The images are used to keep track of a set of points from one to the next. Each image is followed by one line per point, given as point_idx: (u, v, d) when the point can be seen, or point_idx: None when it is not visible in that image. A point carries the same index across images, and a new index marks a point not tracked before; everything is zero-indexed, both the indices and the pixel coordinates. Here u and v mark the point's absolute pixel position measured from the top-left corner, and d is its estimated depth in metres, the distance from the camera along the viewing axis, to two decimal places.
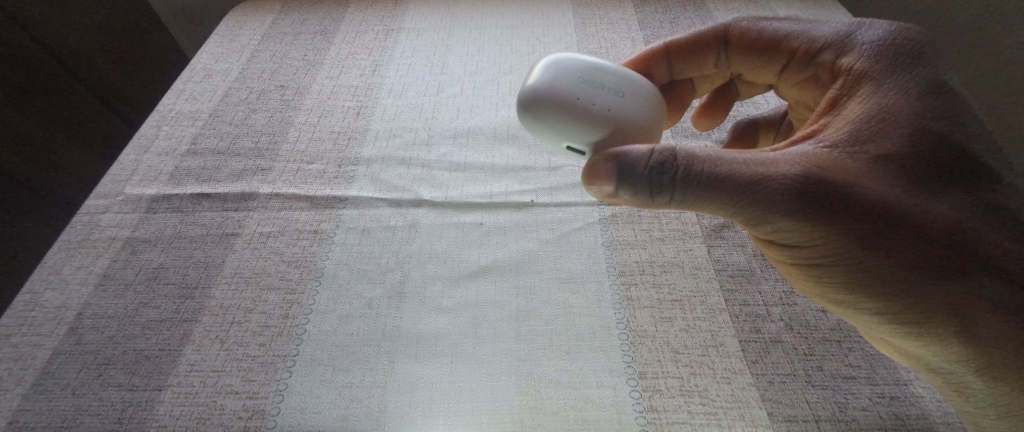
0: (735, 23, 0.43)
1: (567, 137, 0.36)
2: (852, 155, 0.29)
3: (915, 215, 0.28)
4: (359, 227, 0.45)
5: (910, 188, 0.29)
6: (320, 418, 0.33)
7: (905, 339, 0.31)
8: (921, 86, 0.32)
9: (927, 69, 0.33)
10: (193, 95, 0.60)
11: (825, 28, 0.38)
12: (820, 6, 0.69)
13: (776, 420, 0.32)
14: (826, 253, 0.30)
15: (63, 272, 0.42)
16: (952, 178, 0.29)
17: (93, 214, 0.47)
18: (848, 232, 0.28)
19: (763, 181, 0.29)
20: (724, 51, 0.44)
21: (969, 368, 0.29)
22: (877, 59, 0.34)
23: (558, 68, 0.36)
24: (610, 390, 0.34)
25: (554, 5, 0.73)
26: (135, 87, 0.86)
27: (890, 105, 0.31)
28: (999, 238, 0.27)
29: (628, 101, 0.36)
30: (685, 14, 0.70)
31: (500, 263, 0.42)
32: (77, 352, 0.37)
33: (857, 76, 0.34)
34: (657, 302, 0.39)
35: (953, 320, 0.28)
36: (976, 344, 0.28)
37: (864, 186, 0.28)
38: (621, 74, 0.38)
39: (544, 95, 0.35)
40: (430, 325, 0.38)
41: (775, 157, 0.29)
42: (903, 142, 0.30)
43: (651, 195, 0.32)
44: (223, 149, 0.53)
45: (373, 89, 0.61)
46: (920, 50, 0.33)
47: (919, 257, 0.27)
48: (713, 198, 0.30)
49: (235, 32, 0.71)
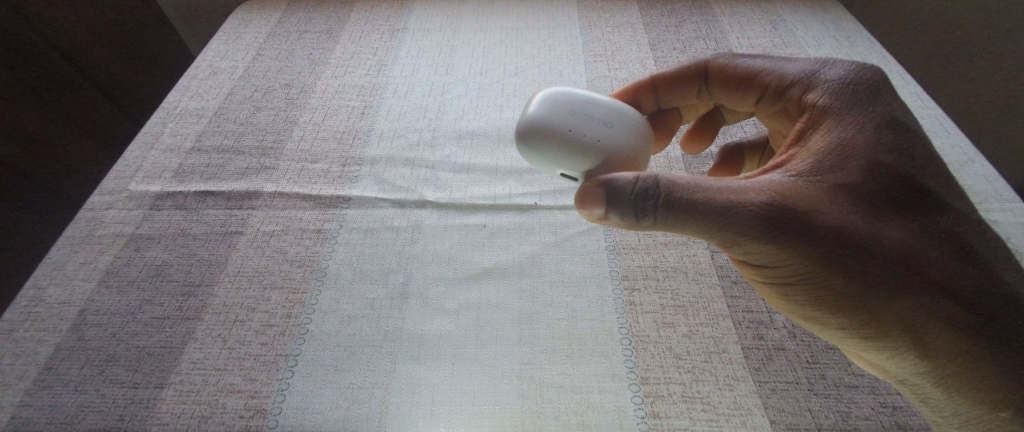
0: (713, 60, 0.42)
1: (561, 164, 0.36)
2: (814, 184, 0.30)
3: (874, 238, 0.28)
4: (362, 227, 0.45)
5: (869, 213, 0.29)
6: (322, 418, 0.33)
7: (868, 352, 0.31)
8: (879, 118, 0.32)
9: (882, 104, 0.33)
10: (199, 92, 0.60)
11: (794, 66, 0.38)
12: (825, 14, 0.70)
13: (778, 428, 0.32)
14: (792, 274, 0.30)
15: (66, 268, 0.42)
16: (910, 201, 0.30)
17: (97, 209, 0.47)
18: (812, 256, 0.28)
19: (731, 207, 0.29)
20: (705, 86, 0.43)
21: (928, 379, 0.29)
22: (838, 96, 0.34)
23: (551, 101, 0.36)
24: (612, 395, 0.34)
25: (560, 8, 0.73)
26: (138, 81, 0.87)
27: (850, 138, 0.32)
28: (952, 259, 0.28)
29: (617, 131, 0.36)
30: (691, 17, 0.70)
31: (503, 265, 0.42)
32: (80, 348, 0.37)
33: (820, 109, 0.34)
34: (659, 308, 0.39)
35: (910, 336, 0.28)
36: (930, 356, 0.28)
37: (826, 214, 0.28)
38: (611, 105, 0.38)
39: (537, 127, 0.35)
40: (431, 326, 0.38)
41: (744, 185, 0.30)
42: (860, 172, 0.30)
43: (625, 218, 0.32)
44: (228, 147, 0.53)
45: (378, 89, 0.61)
46: (876, 87, 0.34)
47: (879, 278, 0.28)
48: (684, 222, 0.30)
49: (241, 29, 0.71)
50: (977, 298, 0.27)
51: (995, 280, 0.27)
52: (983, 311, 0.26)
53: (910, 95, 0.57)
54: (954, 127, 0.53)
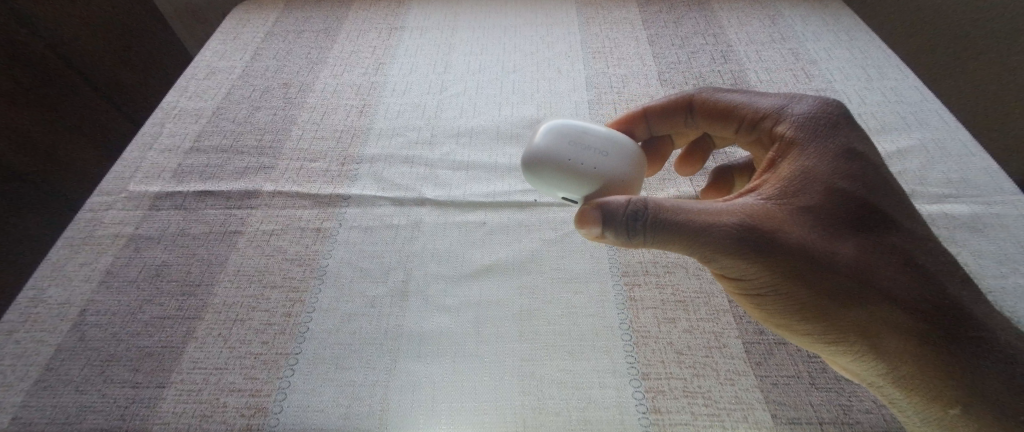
0: (699, 93, 0.41)
1: (557, 188, 0.36)
2: (782, 209, 0.30)
3: (835, 256, 0.28)
4: (362, 225, 0.45)
5: (832, 233, 0.29)
6: (322, 416, 0.33)
7: (835, 357, 0.31)
8: (840, 145, 0.33)
9: (844, 132, 0.34)
10: (197, 93, 0.60)
11: (768, 99, 0.37)
12: (823, 8, 0.69)
13: (779, 421, 0.32)
14: (763, 290, 0.31)
15: (66, 269, 0.42)
16: (868, 219, 0.30)
17: (97, 210, 0.47)
18: (779, 272, 0.29)
19: (706, 227, 0.29)
20: (692, 119, 0.42)
21: (887, 382, 0.29)
22: (805, 127, 0.34)
23: (551, 133, 0.35)
24: (613, 391, 0.34)
25: (558, 5, 0.73)
26: (137, 84, 0.87)
27: (815, 167, 0.32)
28: (904, 274, 0.28)
29: (614, 160, 0.36)
30: (689, 13, 0.69)
31: (503, 262, 0.42)
32: (81, 348, 0.37)
33: (787, 142, 0.34)
34: (660, 303, 0.39)
35: (868, 343, 0.28)
36: (889, 364, 0.28)
37: (792, 235, 0.29)
38: (610, 134, 0.37)
39: (536, 159, 0.35)
40: (432, 324, 0.38)
41: (717, 207, 0.30)
42: (824, 195, 0.30)
43: (609, 236, 0.32)
44: (227, 147, 0.53)
45: (376, 88, 0.61)
46: (840, 120, 0.35)
47: (842, 291, 0.28)
48: (662, 241, 0.30)
49: (239, 29, 0.71)
50: (929, 310, 0.27)
51: (947, 292, 0.28)
52: (937, 322, 0.27)
53: (910, 88, 0.57)
54: (954, 120, 0.53)
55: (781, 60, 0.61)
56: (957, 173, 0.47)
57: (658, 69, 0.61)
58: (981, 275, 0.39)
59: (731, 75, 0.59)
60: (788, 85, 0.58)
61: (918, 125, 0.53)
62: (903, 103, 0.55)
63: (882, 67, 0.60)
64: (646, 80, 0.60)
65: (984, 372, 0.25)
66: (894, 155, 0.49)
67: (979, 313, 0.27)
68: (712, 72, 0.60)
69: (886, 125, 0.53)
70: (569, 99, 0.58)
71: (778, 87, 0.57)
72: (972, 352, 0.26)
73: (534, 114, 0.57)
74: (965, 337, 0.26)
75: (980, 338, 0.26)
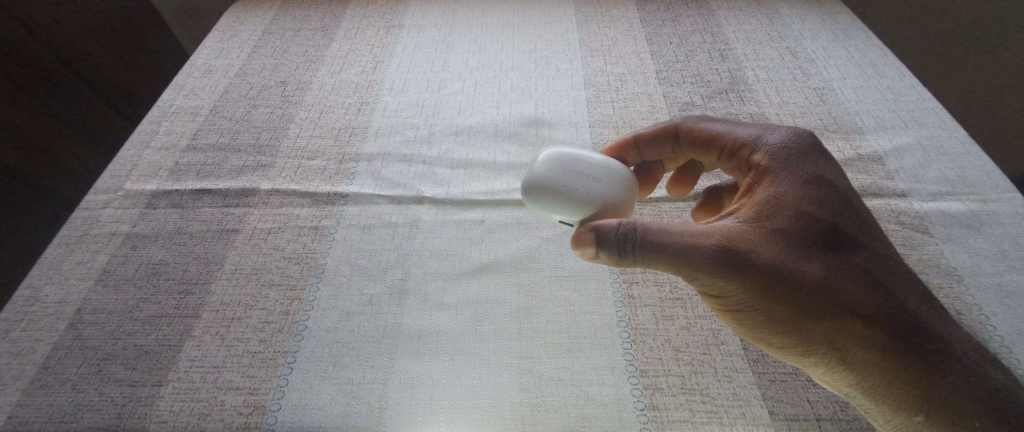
0: (684, 121, 0.40)
1: (552, 211, 0.36)
2: (756, 232, 0.29)
3: (806, 275, 0.28)
4: (360, 223, 0.45)
5: (806, 253, 0.29)
6: (321, 414, 0.33)
7: (810, 369, 0.31)
8: (813, 169, 0.32)
9: (818, 154, 0.33)
10: (193, 91, 0.60)
11: (751, 126, 0.36)
12: (820, 7, 0.70)
13: (777, 418, 0.32)
14: (742, 307, 0.30)
15: (62, 268, 0.42)
16: (835, 239, 0.30)
17: (92, 208, 0.46)
18: (756, 290, 0.28)
19: (687, 248, 0.28)
20: (680, 147, 0.41)
21: (861, 391, 0.29)
22: (786, 152, 0.33)
23: (548, 160, 0.35)
24: (611, 388, 0.34)
25: (556, 4, 0.73)
26: (133, 82, 0.87)
27: (795, 193, 0.31)
28: (869, 290, 0.28)
29: (609, 186, 0.35)
30: (687, 12, 0.69)
31: (500, 261, 0.42)
32: (78, 347, 0.36)
33: (762, 168, 0.33)
34: (658, 301, 0.39)
35: (838, 356, 0.28)
36: (857, 371, 0.28)
37: (768, 257, 0.28)
38: (606, 161, 0.37)
39: (533, 185, 0.35)
40: (431, 321, 0.38)
41: (699, 228, 0.29)
42: (798, 218, 0.30)
43: (598, 256, 0.31)
44: (224, 145, 0.53)
45: (374, 86, 0.61)
46: (817, 145, 0.34)
47: (813, 308, 0.28)
48: (646, 262, 0.29)
49: (235, 28, 0.70)
50: (894, 324, 0.27)
51: (906, 308, 0.27)
52: (900, 335, 0.27)
53: (907, 86, 0.57)
54: (951, 118, 0.53)
55: (778, 58, 0.61)
56: (953, 171, 0.48)
57: (656, 68, 0.61)
58: (976, 273, 0.39)
59: (729, 74, 0.59)
60: (786, 84, 0.58)
61: (914, 124, 0.53)
62: (900, 101, 0.55)
63: (879, 65, 0.60)
64: (643, 78, 0.60)
65: (945, 383, 0.25)
66: (890, 153, 0.50)
67: (935, 326, 0.27)
68: (711, 70, 0.60)
69: (883, 124, 0.53)
70: (568, 97, 0.58)
71: (776, 86, 0.58)
72: (933, 363, 0.26)
73: (532, 112, 0.57)
74: (925, 349, 0.26)
75: (939, 350, 0.26)
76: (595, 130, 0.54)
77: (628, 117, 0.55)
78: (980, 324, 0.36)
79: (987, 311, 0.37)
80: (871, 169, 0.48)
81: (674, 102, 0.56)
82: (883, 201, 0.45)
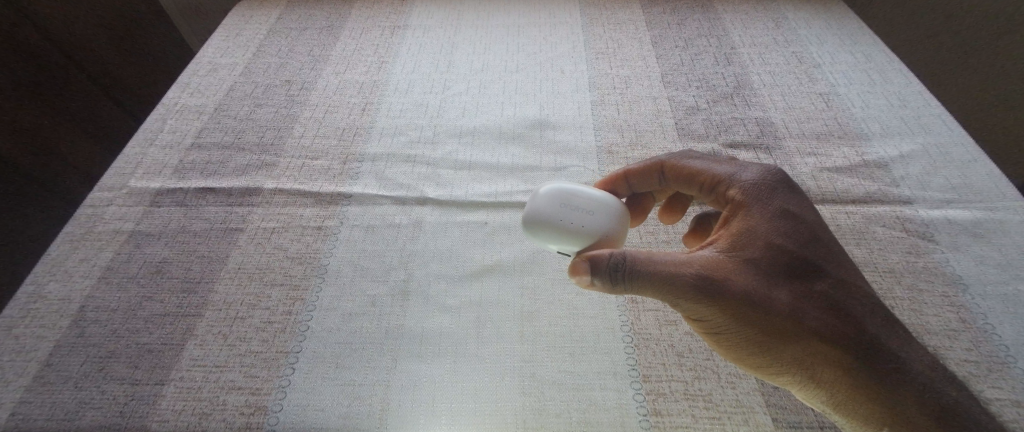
0: (669, 157, 0.39)
1: (550, 243, 0.36)
2: (730, 261, 0.29)
3: (777, 301, 0.28)
4: (363, 224, 0.45)
5: (779, 281, 0.29)
6: (321, 415, 0.33)
7: (786, 386, 0.31)
8: (785, 203, 0.32)
9: (790, 188, 0.33)
10: (198, 89, 0.60)
11: (730, 163, 0.36)
12: (826, 11, 0.69)
13: (780, 425, 0.32)
14: (718, 331, 0.30)
15: (66, 265, 0.42)
16: (805, 266, 0.30)
17: (97, 206, 0.47)
18: (731, 316, 0.28)
19: (668, 276, 0.28)
20: (664, 183, 0.40)
21: (832, 406, 0.29)
22: (761, 187, 0.33)
23: (546, 196, 0.35)
24: (613, 392, 0.34)
25: (562, 5, 0.73)
26: (138, 79, 0.87)
27: (771, 227, 0.31)
28: (833, 313, 0.28)
29: (606, 220, 0.35)
30: (693, 15, 0.69)
31: (504, 263, 0.42)
32: (80, 344, 0.36)
33: (737, 202, 0.33)
34: (661, 306, 0.39)
35: (806, 373, 0.28)
36: (826, 386, 0.28)
37: (744, 286, 0.28)
38: (601, 194, 0.37)
39: (531, 219, 0.35)
40: (435, 323, 0.38)
41: (682, 257, 0.30)
42: (773, 250, 0.30)
43: (588, 282, 0.31)
44: (228, 144, 0.53)
45: (379, 86, 0.61)
46: (787, 180, 0.34)
47: (782, 329, 0.28)
48: (631, 288, 0.30)
49: (241, 26, 0.70)
50: (854, 343, 0.27)
51: (865, 328, 0.27)
52: (862, 354, 0.26)
53: (912, 92, 0.57)
54: (956, 125, 0.53)
55: (784, 63, 0.61)
56: (958, 178, 0.47)
57: (661, 71, 0.61)
58: (982, 282, 0.39)
59: (734, 78, 0.59)
60: (791, 89, 0.58)
61: (920, 130, 0.53)
62: (905, 107, 0.55)
63: (884, 70, 0.60)
64: (648, 81, 0.60)
65: (901, 401, 0.25)
66: (896, 160, 0.49)
67: (894, 345, 0.27)
68: (716, 74, 0.60)
69: (889, 130, 0.53)
70: (572, 99, 0.58)
71: (781, 91, 0.57)
72: (893, 380, 0.25)
73: (536, 114, 0.56)
74: (881, 366, 0.26)
75: (895, 367, 0.26)
76: (599, 133, 0.54)
77: (632, 120, 0.55)
78: (985, 334, 0.36)
79: (992, 321, 0.36)
80: (876, 175, 0.48)
81: (678, 105, 0.56)
82: (887, 207, 0.45)
